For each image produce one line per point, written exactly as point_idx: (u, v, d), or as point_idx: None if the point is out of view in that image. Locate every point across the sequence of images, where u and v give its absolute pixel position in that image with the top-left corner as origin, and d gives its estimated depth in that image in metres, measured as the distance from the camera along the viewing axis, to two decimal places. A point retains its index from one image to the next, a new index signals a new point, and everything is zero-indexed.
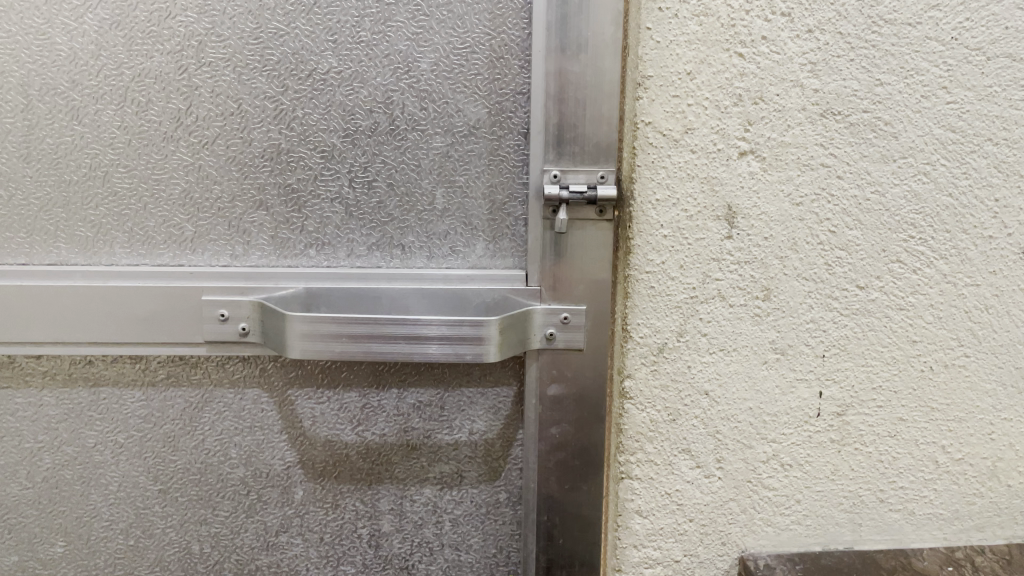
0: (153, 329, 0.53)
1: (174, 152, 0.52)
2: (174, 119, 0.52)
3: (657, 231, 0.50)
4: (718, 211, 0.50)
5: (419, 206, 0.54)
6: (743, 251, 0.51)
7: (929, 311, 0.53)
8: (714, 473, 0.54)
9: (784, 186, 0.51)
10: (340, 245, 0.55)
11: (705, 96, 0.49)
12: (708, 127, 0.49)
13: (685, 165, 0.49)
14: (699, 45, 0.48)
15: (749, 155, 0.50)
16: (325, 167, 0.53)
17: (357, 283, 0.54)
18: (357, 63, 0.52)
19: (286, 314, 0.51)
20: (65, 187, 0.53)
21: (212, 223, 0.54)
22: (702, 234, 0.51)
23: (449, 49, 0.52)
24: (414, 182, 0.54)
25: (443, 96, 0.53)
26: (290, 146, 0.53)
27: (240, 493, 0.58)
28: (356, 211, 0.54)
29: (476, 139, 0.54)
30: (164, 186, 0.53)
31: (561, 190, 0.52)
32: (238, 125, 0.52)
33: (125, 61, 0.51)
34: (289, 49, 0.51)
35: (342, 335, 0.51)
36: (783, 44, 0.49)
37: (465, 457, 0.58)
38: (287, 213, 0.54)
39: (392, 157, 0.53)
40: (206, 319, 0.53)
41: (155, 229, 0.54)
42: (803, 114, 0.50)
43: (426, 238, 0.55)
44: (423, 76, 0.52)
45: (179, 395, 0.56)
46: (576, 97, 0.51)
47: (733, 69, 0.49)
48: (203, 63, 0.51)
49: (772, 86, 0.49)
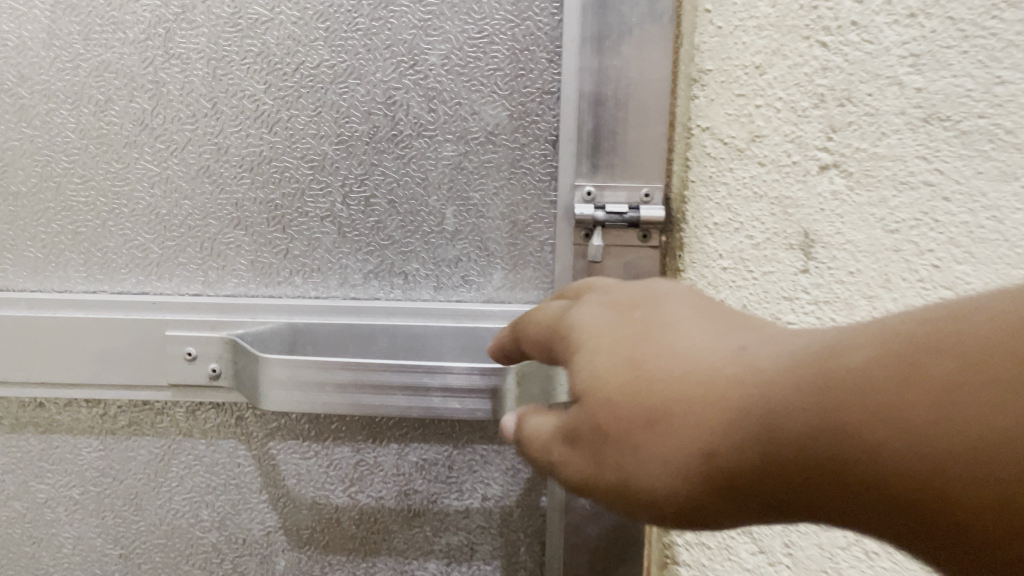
0: (109, 368, 0.45)
1: (137, 161, 0.44)
2: (137, 121, 0.44)
3: (716, 261, 0.42)
4: (792, 239, 0.41)
5: (425, 227, 0.45)
6: (821, 288, 0.41)
7: None
8: (781, 560, 0.42)
9: (875, 210, 0.39)
10: (332, 273, 0.46)
11: (778, 96, 0.39)
12: (781, 134, 0.40)
13: (751, 181, 0.41)
14: (772, 31, 0.39)
15: (833, 170, 0.39)
16: (315, 179, 0.44)
17: (351, 318, 0.46)
18: (353, 56, 0.43)
19: (262, 354, 0.42)
20: (17, 202, 0.45)
21: (180, 247, 0.46)
22: (773, 267, 0.41)
23: (462, 38, 0.43)
24: (419, 200, 0.45)
25: (455, 95, 0.43)
26: (275, 154, 0.44)
27: (212, 561, 0.50)
28: (350, 232, 0.45)
29: (496, 147, 0.44)
30: (126, 201, 0.45)
31: (596, 210, 0.43)
32: (212, 129, 0.44)
33: (82, 53, 0.43)
34: (269, 39, 0.43)
35: (328, 382, 0.42)
36: (877, 31, 0.37)
37: (477, 528, 0.49)
38: (270, 233, 0.45)
39: (393, 169, 0.44)
40: (171, 358, 0.44)
41: (116, 251, 0.46)
42: (902, 120, 0.38)
43: (434, 267, 0.46)
44: (433, 72, 0.43)
45: (142, 445, 0.48)
46: (618, 98, 0.42)
47: (813, 63, 0.39)
48: (172, 55, 0.43)
49: (863, 84, 0.38)
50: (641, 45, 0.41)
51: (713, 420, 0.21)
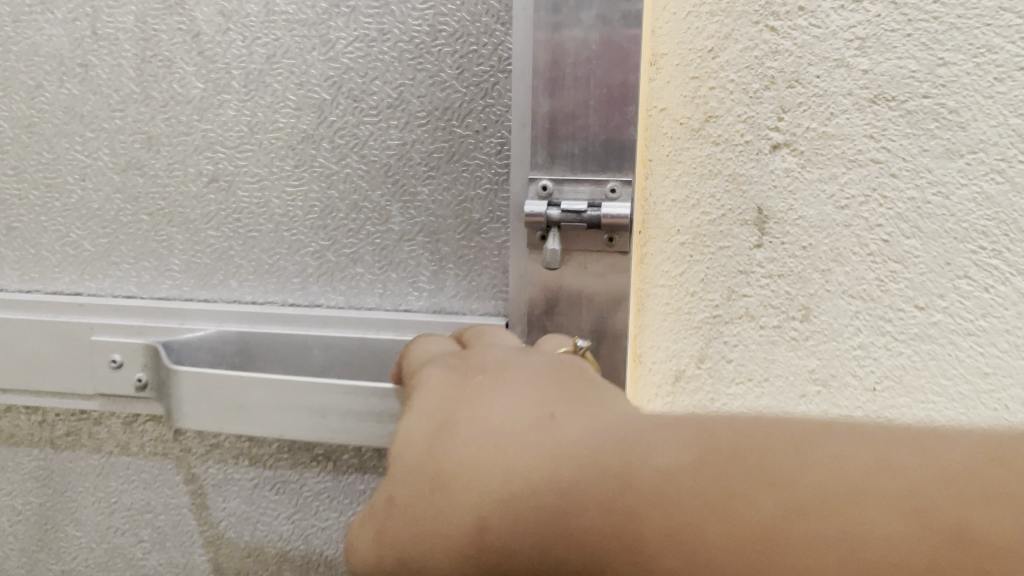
0: (38, 372, 0.52)
1: (68, 150, 0.52)
2: (66, 107, 0.52)
3: (674, 236, 0.46)
4: (746, 216, 0.44)
5: (365, 227, 0.49)
6: (776, 263, 0.44)
7: (1005, 339, 0.43)
8: None
9: (826, 186, 0.43)
10: (272, 280, 0.51)
11: (730, 78, 0.43)
12: (734, 115, 0.43)
13: (707, 159, 0.44)
14: (722, 17, 0.43)
15: (784, 148, 0.43)
16: (254, 169, 0.50)
17: (283, 327, 0.50)
18: (287, 33, 0.47)
19: (175, 366, 0.47)
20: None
21: (135, 240, 0.53)
22: (727, 242, 0.45)
23: (406, 12, 0.46)
24: (363, 194, 0.49)
25: (400, 76, 0.47)
26: (213, 135, 0.50)
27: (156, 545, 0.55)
28: (297, 220, 0.50)
29: (444, 133, 0.47)
30: (58, 191, 0.53)
31: (550, 210, 0.42)
32: (142, 115, 0.51)
33: (13, 36, 0.51)
34: (197, 15, 0.49)
35: (228, 400, 0.46)
36: (825, 16, 0.41)
37: None
38: (209, 240, 0.52)
39: (331, 159, 0.49)
40: (101, 362, 0.51)
41: (50, 247, 0.54)
42: (850, 100, 0.42)
43: (378, 266, 0.50)
44: (370, 52, 0.47)
45: (79, 446, 0.55)
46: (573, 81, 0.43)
47: (764, 46, 0.42)
48: (99, 35, 0.50)
49: (811, 66, 0.42)
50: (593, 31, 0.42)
51: (490, 502, 0.26)
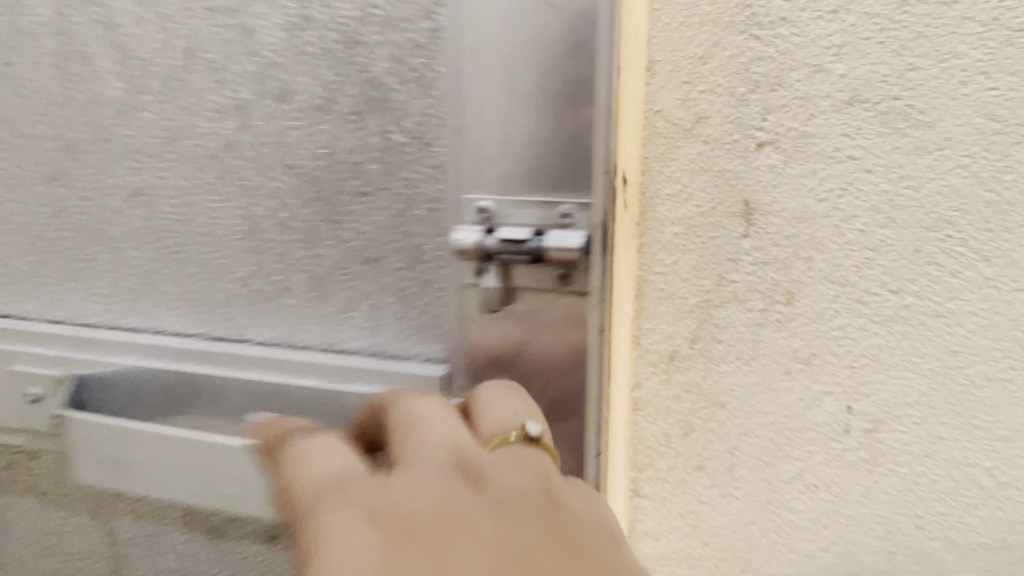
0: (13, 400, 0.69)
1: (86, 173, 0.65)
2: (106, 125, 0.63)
3: (668, 227, 0.49)
4: (734, 208, 0.48)
5: (292, 252, 0.59)
6: (761, 251, 0.48)
7: (971, 319, 0.48)
8: (731, 492, 0.52)
9: (806, 181, 0.47)
10: (221, 316, 0.63)
11: (718, 83, 0.47)
12: (722, 116, 0.47)
13: (698, 156, 0.48)
14: (712, 26, 0.46)
15: (768, 146, 0.47)
16: (229, 183, 0.60)
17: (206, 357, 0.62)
18: (224, 51, 0.58)
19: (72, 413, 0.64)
20: (53, 211, 0.67)
21: (128, 275, 0.66)
22: (717, 232, 0.48)
23: (334, 18, 0.54)
24: (293, 211, 0.58)
25: (344, 74, 0.54)
26: (195, 136, 0.60)
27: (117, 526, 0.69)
28: (228, 235, 0.61)
29: (383, 141, 0.54)
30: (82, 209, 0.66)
31: (486, 237, 0.49)
32: (149, 131, 0.62)
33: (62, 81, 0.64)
34: (137, 16, 0.60)
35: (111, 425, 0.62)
36: (804, 26, 0.45)
37: None
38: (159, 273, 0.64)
39: (287, 174, 0.58)
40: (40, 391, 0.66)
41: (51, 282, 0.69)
42: (827, 102, 0.46)
43: (310, 293, 0.59)
44: (297, 44, 0.55)
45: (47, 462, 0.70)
46: (513, 98, 0.48)
47: (749, 53, 0.46)
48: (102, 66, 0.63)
49: (793, 71, 0.46)
50: (547, 45, 0.46)
51: None
